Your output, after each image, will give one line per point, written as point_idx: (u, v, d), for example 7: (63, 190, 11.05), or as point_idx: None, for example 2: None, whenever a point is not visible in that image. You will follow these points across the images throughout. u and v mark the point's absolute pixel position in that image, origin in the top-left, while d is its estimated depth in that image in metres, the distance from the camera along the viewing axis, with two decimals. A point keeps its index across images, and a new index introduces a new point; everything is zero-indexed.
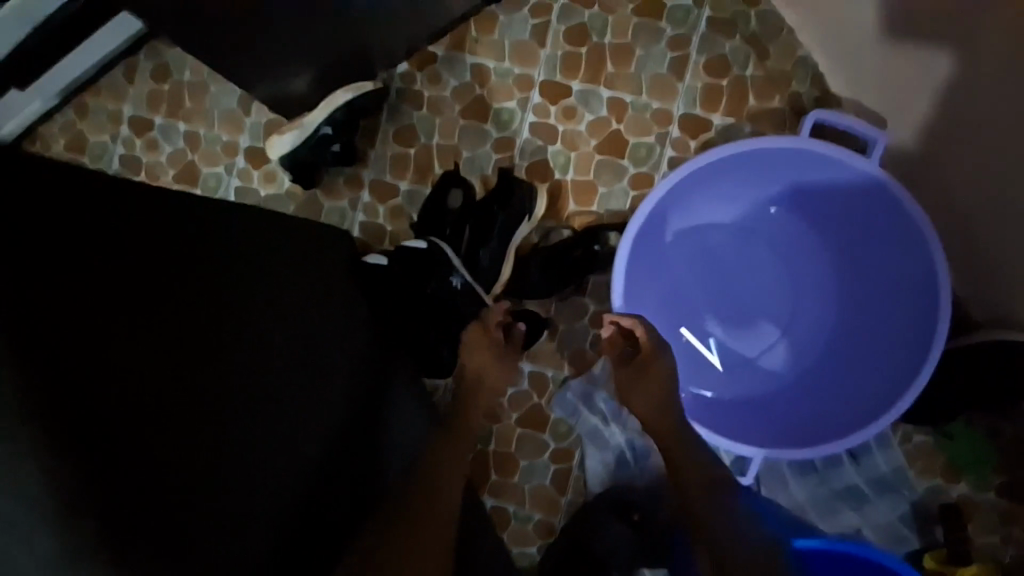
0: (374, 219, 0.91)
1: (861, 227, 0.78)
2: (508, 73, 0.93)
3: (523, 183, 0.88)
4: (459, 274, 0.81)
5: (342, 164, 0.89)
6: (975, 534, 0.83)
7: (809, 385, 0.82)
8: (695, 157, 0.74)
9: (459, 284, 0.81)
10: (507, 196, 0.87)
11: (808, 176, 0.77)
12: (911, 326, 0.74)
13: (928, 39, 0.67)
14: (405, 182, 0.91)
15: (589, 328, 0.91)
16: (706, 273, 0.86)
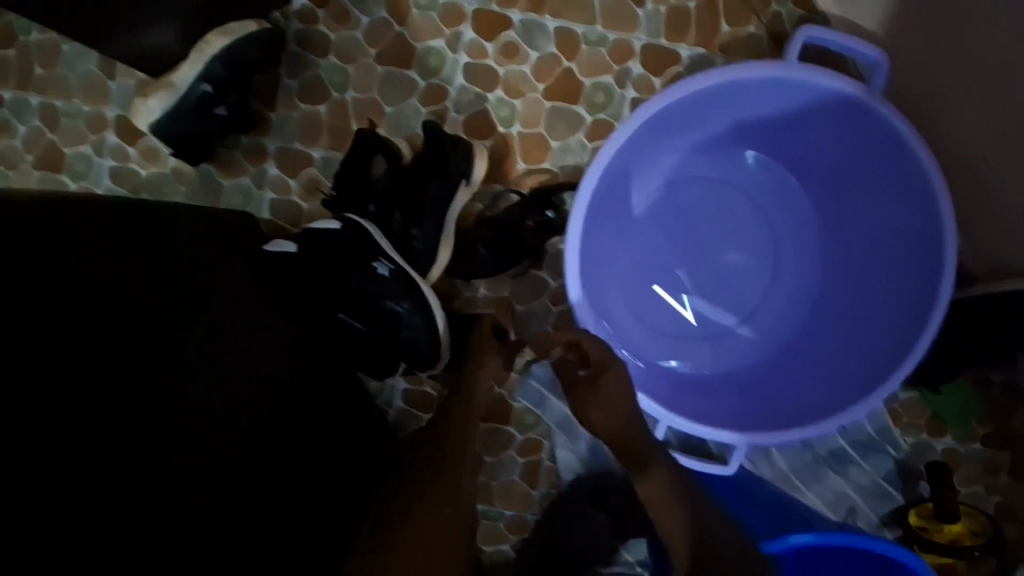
0: (287, 196, 0.78)
1: (858, 166, 0.64)
2: (431, 5, 0.76)
3: (458, 142, 0.72)
4: (385, 261, 0.68)
5: (236, 130, 0.76)
6: (961, 484, 0.79)
7: (783, 347, 0.72)
8: (668, 90, 0.57)
9: (387, 272, 0.68)
10: (440, 161, 0.72)
11: (803, 103, 0.61)
12: (900, 290, 0.62)
13: None
14: (319, 149, 0.78)
15: (549, 307, 0.79)
16: (675, 215, 0.72)
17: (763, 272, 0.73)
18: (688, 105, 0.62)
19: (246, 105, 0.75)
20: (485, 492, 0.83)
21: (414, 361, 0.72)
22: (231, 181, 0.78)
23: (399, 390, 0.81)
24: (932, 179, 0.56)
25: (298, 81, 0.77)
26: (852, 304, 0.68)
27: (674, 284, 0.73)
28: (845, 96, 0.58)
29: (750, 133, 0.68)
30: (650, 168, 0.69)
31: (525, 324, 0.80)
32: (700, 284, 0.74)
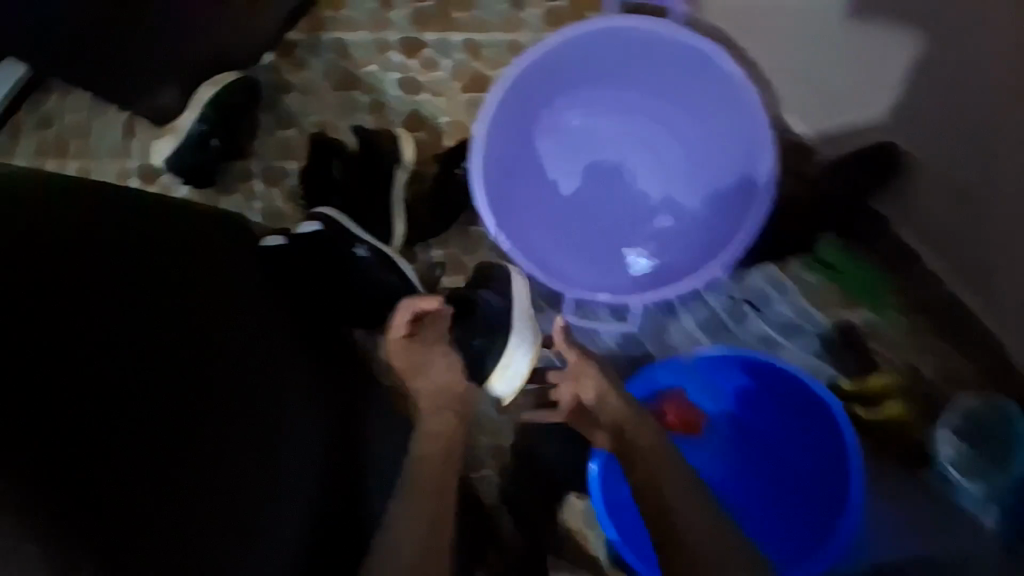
0: (273, 203, 0.98)
1: (702, 88, 0.81)
2: (365, 42, 0.99)
3: (383, 136, 0.91)
4: (363, 244, 0.83)
5: (228, 158, 0.96)
6: (884, 348, 0.89)
7: (682, 247, 0.86)
8: (533, 48, 0.77)
9: (365, 252, 0.84)
10: (372, 156, 0.90)
11: (647, 46, 0.80)
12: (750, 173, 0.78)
13: None
14: (293, 162, 0.98)
15: (492, 255, 0.95)
16: (577, 156, 0.89)
17: (656, 192, 0.89)
18: (557, 61, 0.81)
19: (234, 140, 0.96)
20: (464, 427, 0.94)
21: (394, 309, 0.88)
22: (226, 201, 0.98)
23: None
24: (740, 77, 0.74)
25: (273, 118, 0.99)
26: (726, 200, 0.83)
27: (584, 213, 0.89)
28: (669, 33, 0.77)
29: (622, 82, 0.86)
30: (546, 129, 0.87)
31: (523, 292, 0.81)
32: (606, 217, 0.89)
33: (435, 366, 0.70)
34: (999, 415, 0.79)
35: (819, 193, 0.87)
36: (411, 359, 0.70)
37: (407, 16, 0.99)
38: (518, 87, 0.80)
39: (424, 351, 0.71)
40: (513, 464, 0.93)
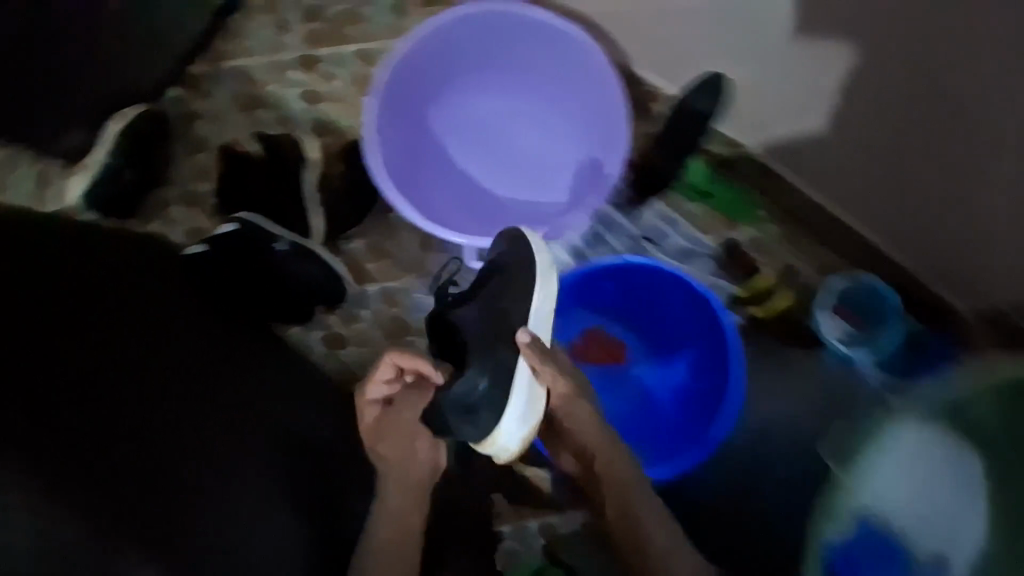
0: (193, 221, 1.02)
1: (560, 55, 0.93)
2: (265, 65, 1.07)
3: (285, 138, 0.98)
4: (284, 238, 0.91)
5: (146, 186, 1.01)
6: (765, 261, 1.02)
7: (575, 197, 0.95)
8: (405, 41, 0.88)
9: (286, 246, 0.91)
10: (277, 155, 0.96)
11: (505, 26, 0.91)
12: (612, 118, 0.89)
13: None
14: (209, 181, 1.04)
15: (411, 237, 1.03)
16: (469, 134, 0.98)
17: (544, 153, 0.98)
18: (430, 52, 0.92)
19: (146, 169, 1.00)
20: None
21: (330, 296, 0.97)
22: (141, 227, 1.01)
23: (318, 337, 1.02)
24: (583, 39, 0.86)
25: (184, 146, 1.05)
26: (602, 147, 0.93)
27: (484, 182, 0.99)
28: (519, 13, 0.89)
29: (495, 62, 0.96)
30: (441, 113, 0.98)
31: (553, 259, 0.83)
32: (505, 184, 0.99)
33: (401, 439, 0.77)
34: (862, 288, 0.93)
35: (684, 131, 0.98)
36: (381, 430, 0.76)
37: (300, 38, 1.07)
38: (399, 79, 0.91)
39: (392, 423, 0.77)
40: None
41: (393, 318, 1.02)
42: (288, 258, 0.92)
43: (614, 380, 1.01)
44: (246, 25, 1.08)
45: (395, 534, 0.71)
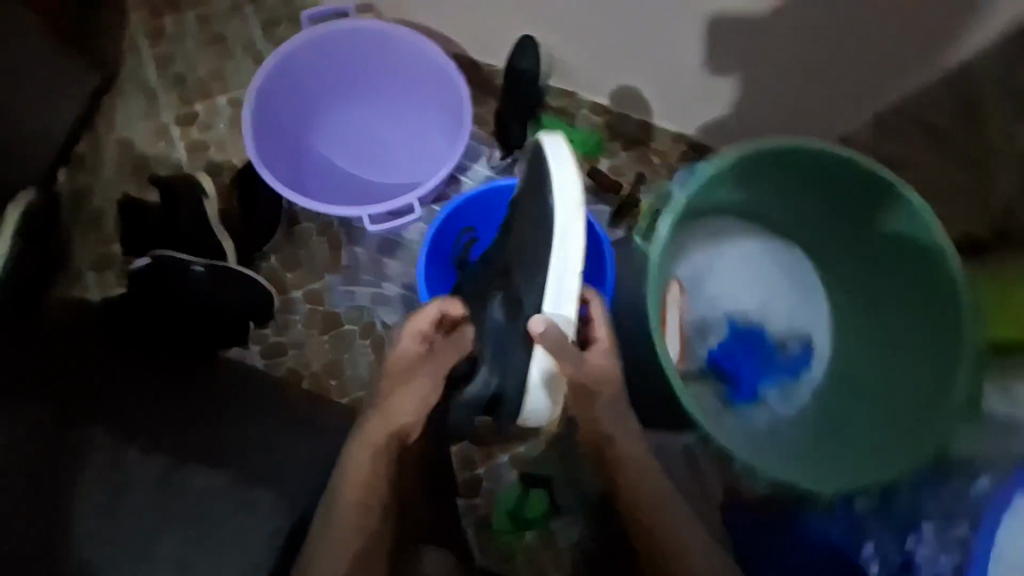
0: (107, 283, 1.11)
1: (396, 55, 1.07)
2: (144, 132, 1.17)
3: (179, 180, 1.06)
4: (197, 262, 0.98)
5: (50, 264, 1.03)
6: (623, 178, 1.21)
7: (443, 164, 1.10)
8: (257, 76, 1.00)
9: (202, 268, 0.98)
10: (174, 197, 1.04)
11: (342, 44, 1.05)
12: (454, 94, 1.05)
13: None
14: (113, 243, 1.12)
15: (320, 240, 1.14)
16: (340, 141, 1.12)
17: (410, 139, 1.13)
18: (284, 79, 1.04)
19: (47, 246, 1.02)
20: (357, 381, 1.10)
21: (257, 311, 1.05)
22: (56, 297, 1.05)
23: (256, 351, 1.10)
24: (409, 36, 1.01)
25: (84, 221, 1.13)
26: (455, 120, 1.09)
27: (366, 177, 1.12)
28: (349, 30, 1.03)
29: (343, 76, 1.09)
30: (317, 128, 1.11)
31: (570, 216, 0.75)
32: (389, 171, 1.12)
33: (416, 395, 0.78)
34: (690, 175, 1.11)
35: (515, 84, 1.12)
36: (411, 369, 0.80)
37: (172, 102, 1.19)
38: (261, 108, 1.01)
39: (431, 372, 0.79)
40: None
41: (324, 314, 1.12)
42: (208, 283, 0.99)
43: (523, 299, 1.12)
44: (120, 102, 1.18)
45: (356, 507, 0.72)
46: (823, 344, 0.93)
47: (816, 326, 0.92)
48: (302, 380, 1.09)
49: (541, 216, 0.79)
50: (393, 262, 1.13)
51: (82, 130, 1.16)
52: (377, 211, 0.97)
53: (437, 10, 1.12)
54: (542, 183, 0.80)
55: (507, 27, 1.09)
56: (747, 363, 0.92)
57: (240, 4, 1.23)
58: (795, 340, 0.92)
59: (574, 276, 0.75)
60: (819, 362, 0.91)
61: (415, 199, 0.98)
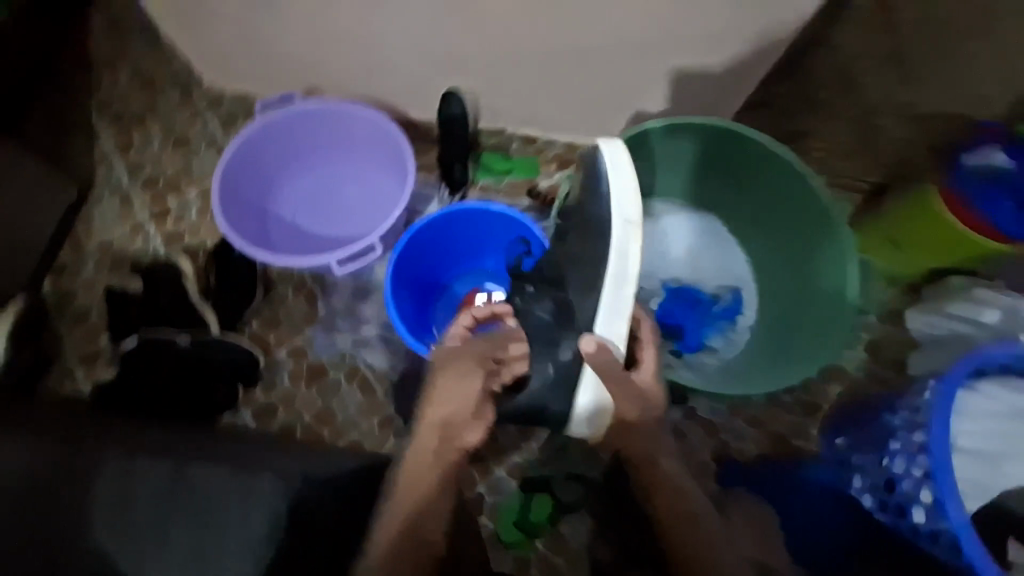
0: (94, 375, 1.16)
1: (339, 125, 1.22)
2: (121, 233, 1.27)
3: (158, 266, 1.15)
4: (182, 335, 1.07)
5: (42, 364, 1.16)
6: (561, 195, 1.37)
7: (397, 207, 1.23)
8: (218, 164, 1.12)
9: (186, 340, 1.07)
10: (154, 282, 1.13)
11: (291, 124, 1.19)
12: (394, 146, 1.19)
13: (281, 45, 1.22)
14: (99, 338, 1.18)
15: (297, 298, 1.22)
16: (301, 205, 1.25)
17: (363, 193, 1.26)
18: (244, 163, 1.16)
19: (38, 347, 1.17)
20: (350, 423, 1.14)
21: (244, 371, 1.12)
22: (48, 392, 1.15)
23: (247, 413, 1.14)
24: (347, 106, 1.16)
25: (69, 320, 1.20)
26: (400, 169, 1.22)
27: (330, 232, 1.24)
28: (294, 112, 1.18)
29: (296, 150, 1.23)
30: (280, 199, 1.24)
31: (625, 235, 0.81)
32: (348, 224, 1.25)
33: (466, 386, 0.87)
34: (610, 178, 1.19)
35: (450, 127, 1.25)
36: (461, 364, 0.90)
37: (146, 201, 1.31)
38: (226, 191, 1.13)
39: (477, 362, 0.91)
40: (400, 421, 1.14)
41: (309, 366, 1.18)
42: (194, 352, 1.07)
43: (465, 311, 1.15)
44: (96, 211, 1.29)
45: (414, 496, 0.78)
46: (752, 293, 1.12)
47: (743, 280, 1.13)
48: (297, 431, 1.13)
49: (602, 224, 0.86)
50: (369, 304, 1.22)
51: (64, 241, 1.26)
52: (340, 256, 1.07)
53: (371, 84, 1.29)
54: (598, 190, 0.88)
55: (433, 87, 1.26)
56: (689, 318, 1.10)
57: (198, 109, 1.39)
58: (726, 293, 1.12)
59: (626, 299, 0.81)
60: (750, 306, 1.11)
61: (376, 239, 1.08)
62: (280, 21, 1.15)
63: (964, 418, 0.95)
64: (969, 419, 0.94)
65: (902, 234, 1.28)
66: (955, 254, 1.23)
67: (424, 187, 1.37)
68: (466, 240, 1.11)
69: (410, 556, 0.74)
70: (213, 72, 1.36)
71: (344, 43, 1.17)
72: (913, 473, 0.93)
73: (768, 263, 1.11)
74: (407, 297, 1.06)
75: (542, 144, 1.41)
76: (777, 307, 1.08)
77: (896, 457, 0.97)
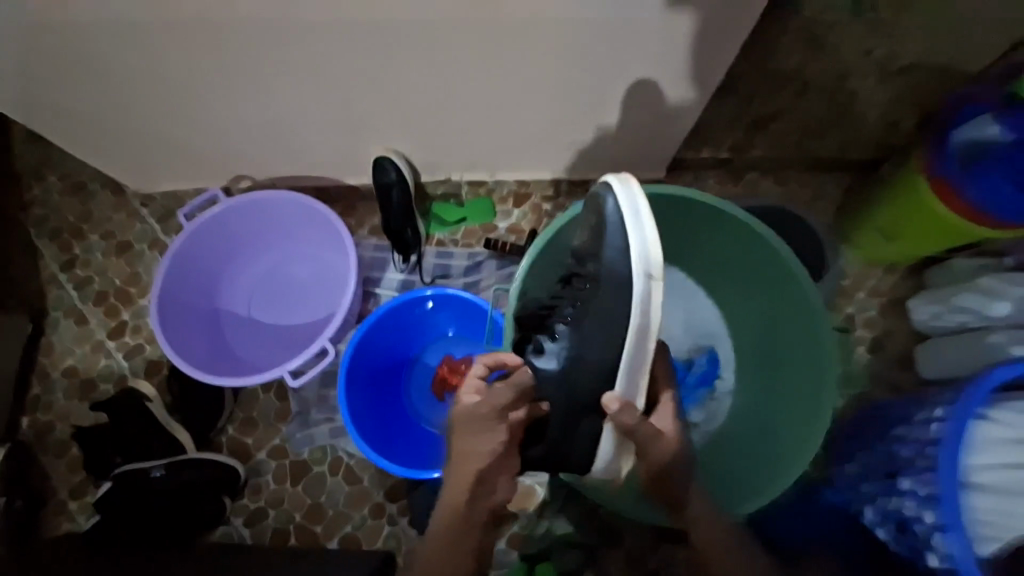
0: (87, 504, 1.16)
1: (268, 213, 1.17)
2: (84, 355, 1.25)
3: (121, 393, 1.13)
4: (154, 466, 1.06)
5: (38, 503, 1.16)
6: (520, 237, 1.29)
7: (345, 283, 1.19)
8: (155, 286, 1.08)
9: (159, 471, 1.06)
10: (120, 409, 1.12)
11: (222, 225, 1.15)
12: (329, 224, 1.15)
13: (195, 142, 1.15)
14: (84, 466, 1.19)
15: (267, 395, 1.20)
16: (252, 302, 1.21)
17: (311, 276, 1.22)
18: (180, 276, 1.13)
19: (31, 486, 1.17)
20: (340, 518, 1.13)
21: (225, 486, 1.11)
22: (50, 529, 1.15)
23: (239, 523, 1.13)
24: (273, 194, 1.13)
25: (53, 454, 1.20)
26: (340, 245, 1.18)
27: (286, 323, 1.21)
28: (220, 213, 1.14)
29: (234, 249, 1.19)
30: (229, 302, 1.21)
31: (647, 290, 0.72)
32: (301, 311, 1.21)
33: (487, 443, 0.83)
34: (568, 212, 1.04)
35: (389, 194, 1.19)
36: (480, 414, 0.84)
37: (101, 318, 1.28)
38: (168, 311, 1.10)
39: (497, 417, 0.84)
40: (391, 506, 1.13)
41: (291, 464, 1.17)
42: (170, 480, 1.06)
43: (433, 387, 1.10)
44: (55, 336, 1.27)
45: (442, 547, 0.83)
46: (729, 352, 1.08)
47: (717, 338, 1.09)
48: (291, 535, 1.12)
49: (618, 277, 0.73)
50: None
51: (32, 373, 1.25)
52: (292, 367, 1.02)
53: (299, 162, 1.22)
54: (609, 237, 0.74)
55: (362, 153, 1.18)
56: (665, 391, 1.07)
57: (134, 210, 1.35)
58: (699, 355, 1.09)
59: (648, 352, 0.75)
60: (727, 369, 1.07)
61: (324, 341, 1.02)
62: (185, 123, 1.08)
63: (976, 450, 0.82)
64: (982, 451, 0.82)
65: (892, 223, 1.18)
66: (951, 240, 1.12)
67: (379, 254, 1.31)
68: (415, 322, 1.06)
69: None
70: (132, 179, 1.28)
71: (259, 132, 1.10)
72: (924, 518, 0.86)
73: (743, 320, 1.06)
74: (374, 402, 1.04)
75: (491, 187, 1.33)
76: (757, 362, 1.04)
77: (906, 497, 0.90)
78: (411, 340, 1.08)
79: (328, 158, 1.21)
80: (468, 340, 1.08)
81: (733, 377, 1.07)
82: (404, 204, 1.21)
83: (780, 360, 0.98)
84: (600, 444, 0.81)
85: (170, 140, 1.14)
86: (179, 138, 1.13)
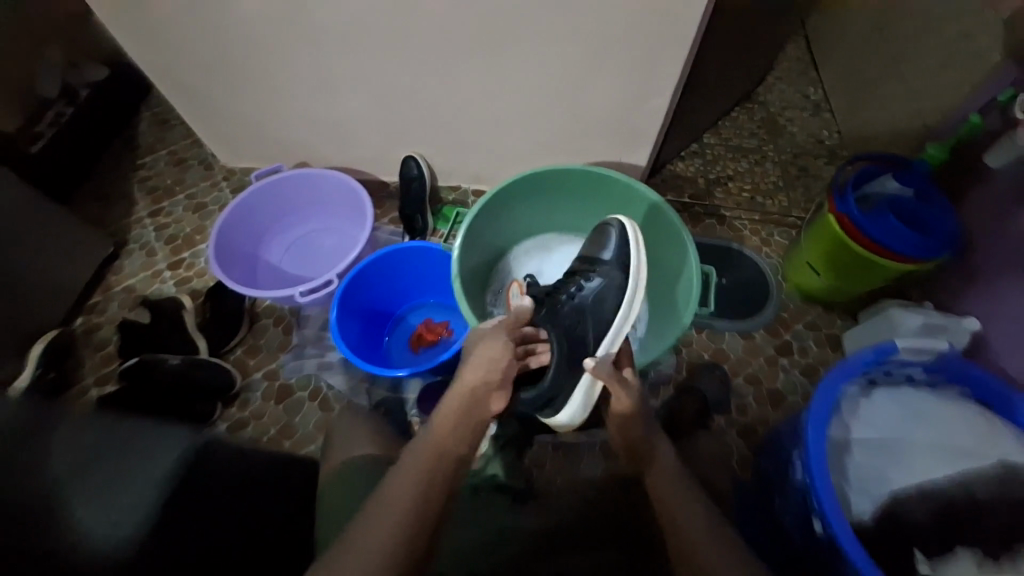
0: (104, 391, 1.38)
1: (310, 187, 1.48)
2: (143, 277, 1.55)
3: (166, 301, 1.39)
4: (174, 356, 1.28)
5: (67, 384, 1.39)
6: None
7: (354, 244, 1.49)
8: (215, 227, 1.36)
9: (178, 361, 1.28)
10: (160, 314, 1.37)
11: (275, 189, 1.45)
12: (354, 199, 1.46)
13: (276, 131, 1.52)
14: (114, 362, 1.42)
15: (277, 329, 1.44)
16: (284, 253, 1.52)
17: (332, 240, 1.53)
18: (235, 224, 1.41)
19: (65, 369, 1.40)
20: (308, 437, 1.30)
21: (221, 391, 1.31)
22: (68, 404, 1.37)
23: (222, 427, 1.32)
24: (318, 172, 1.44)
25: (91, 349, 1.45)
26: (360, 216, 1.48)
27: (304, 273, 1.50)
28: (276, 183, 1.44)
29: (278, 210, 1.50)
30: (266, 250, 1.51)
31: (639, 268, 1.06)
32: (317, 266, 1.50)
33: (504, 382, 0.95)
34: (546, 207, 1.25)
35: (410, 188, 1.50)
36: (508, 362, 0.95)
37: (164, 253, 1.58)
38: (221, 245, 1.37)
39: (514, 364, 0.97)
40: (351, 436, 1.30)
41: (279, 387, 1.36)
42: (186, 370, 1.28)
43: (404, 334, 1.37)
44: (126, 260, 1.58)
45: (426, 466, 0.78)
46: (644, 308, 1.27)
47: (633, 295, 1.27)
48: (263, 444, 1.29)
49: (619, 256, 1.07)
50: None
51: (98, 285, 1.54)
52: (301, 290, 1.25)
53: (348, 156, 1.57)
54: (611, 232, 1.09)
55: (398, 154, 1.52)
56: None
57: (217, 181, 1.70)
58: None
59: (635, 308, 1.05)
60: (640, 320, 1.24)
61: (332, 274, 1.23)
62: (275, 115, 1.45)
63: (845, 414, 0.99)
64: (848, 414, 0.99)
65: (818, 259, 1.37)
66: (876, 277, 1.28)
67: (392, 236, 1.60)
68: (407, 279, 1.33)
69: (415, 520, 0.71)
70: (223, 153, 1.66)
71: (326, 128, 1.46)
72: (803, 477, 0.97)
73: (654, 283, 1.25)
74: (358, 328, 1.27)
75: None
76: (658, 316, 1.23)
77: (796, 467, 1.01)
78: (397, 291, 1.34)
79: (371, 156, 1.55)
80: (445, 306, 1.38)
81: (642, 328, 1.24)
82: (419, 196, 1.51)
83: (671, 306, 1.18)
84: (572, 397, 1.00)
85: (258, 126, 1.51)
86: (264, 127, 1.51)
